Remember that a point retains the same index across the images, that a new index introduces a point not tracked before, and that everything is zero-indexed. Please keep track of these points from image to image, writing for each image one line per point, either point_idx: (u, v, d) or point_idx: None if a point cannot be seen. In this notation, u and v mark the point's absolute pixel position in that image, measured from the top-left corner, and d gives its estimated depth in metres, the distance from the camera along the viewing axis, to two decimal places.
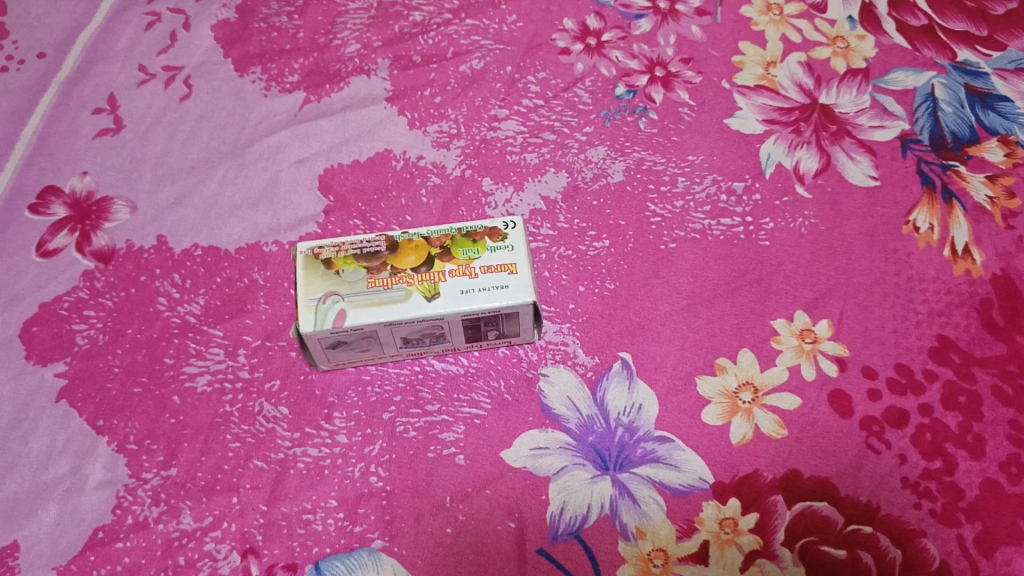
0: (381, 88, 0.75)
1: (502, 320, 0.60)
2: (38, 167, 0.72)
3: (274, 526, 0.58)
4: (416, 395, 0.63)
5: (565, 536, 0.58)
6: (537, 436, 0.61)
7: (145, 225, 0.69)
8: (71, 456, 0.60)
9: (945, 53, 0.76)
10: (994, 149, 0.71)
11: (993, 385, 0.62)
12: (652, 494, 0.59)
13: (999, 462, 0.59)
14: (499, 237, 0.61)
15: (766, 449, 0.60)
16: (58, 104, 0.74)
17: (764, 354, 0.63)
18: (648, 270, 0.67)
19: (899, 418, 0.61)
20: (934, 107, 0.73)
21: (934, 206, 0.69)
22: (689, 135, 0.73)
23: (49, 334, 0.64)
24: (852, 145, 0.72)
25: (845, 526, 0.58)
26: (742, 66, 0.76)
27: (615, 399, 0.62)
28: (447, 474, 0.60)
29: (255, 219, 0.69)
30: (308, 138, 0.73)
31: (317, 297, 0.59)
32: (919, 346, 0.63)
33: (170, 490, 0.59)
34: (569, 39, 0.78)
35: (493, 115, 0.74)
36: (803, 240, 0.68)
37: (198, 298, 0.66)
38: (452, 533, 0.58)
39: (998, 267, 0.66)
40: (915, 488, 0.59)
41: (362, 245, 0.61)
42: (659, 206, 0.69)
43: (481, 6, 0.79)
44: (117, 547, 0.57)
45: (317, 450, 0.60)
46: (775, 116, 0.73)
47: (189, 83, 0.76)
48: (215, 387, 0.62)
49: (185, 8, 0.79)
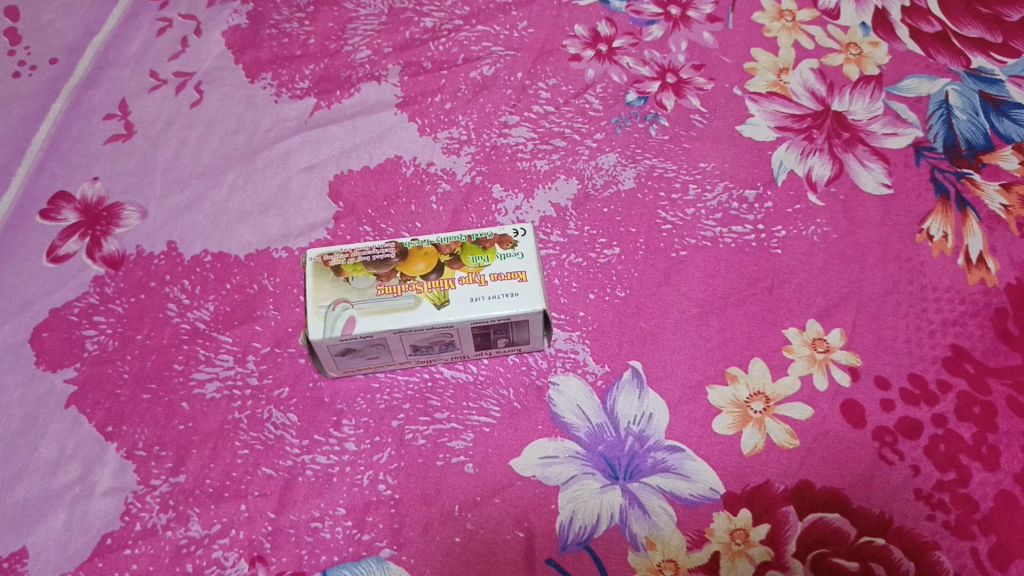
0: (392, 94, 0.75)
1: (512, 328, 0.60)
2: (49, 172, 0.72)
3: (282, 534, 0.58)
4: (425, 403, 0.62)
5: (574, 546, 0.57)
6: (546, 445, 0.61)
7: (155, 230, 0.69)
8: (80, 462, 0.60)
9: (959, 60, 0.75)
10: (1009, 157, 0.70)
11: (1008, 396, 0.61)
12: (662, 505, 0.58)
13: (1014, 474, 0.59)
14: (509, 245, 0.61)
15: (777, 460, 0.60)
16: (69, 110, 0.74)
17: (776, 363, 0.63)
18: (659, 277, 0.67)
19: (912, 428, 0.60)
20: (948, 114, 0.72)
21: (948, 214, 0.68)
22: (700, 142, 0.72)
23: (59, 340, 0.64)
24: (865, 153, 0.71)
25: (857, 538, 0.57)
26: (755, 73, 0.76)
27: (625, 407, 0.62)
28: (456, 482, 0.59)
29: (266, 225, 0.69)
30: (319, 144, 0.73)
31: (326, 304, 0.58)
32: (933, 356, 0.62)
33: (179, 497, 0.59)
34: (580, 45, 0.78)
35: (504, 122, 0.74)
36: (815, 249, 0.67)
37: (208, 304, 0.66)
38: (460, 541, 0.57)
39: (1013, 276, 0.65)
40: (928, 500, 0.58)
41: (371, 252, 0.61)
42: (670, 213, 0.69)
43: (492, 12, 0.79)
44: (124, 554, 0.57)
45: (326, 457, 0.60)
46: (788, 123, 0.73)
47: (200, 89, 0.76)
48: (224, 394, 0.62)
49: (196, 13, 0.79)
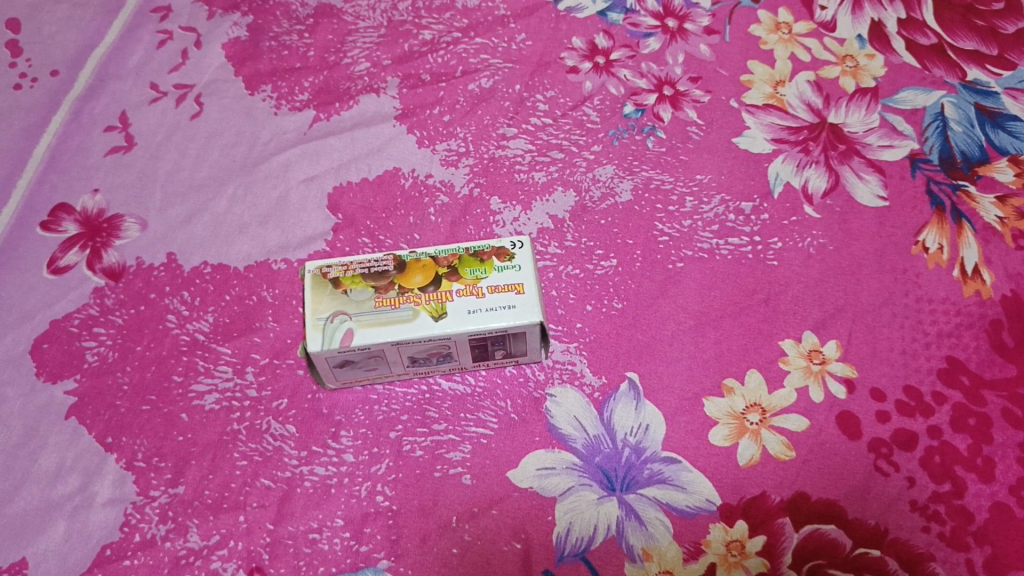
0: (390, 106, 0.76)
1: (509, 340, 0.60)
2: (50, 184, 0.72)
3: (280, 545, 0.58)
4: (423, 414, 0.63)
5: (570, 558, 0.58)
6: (544, 456, 0.61)
7: (155, 242, 0.70)
8: (79, 473, 0.60)
9: (955, 72, 0.76)
10: (1004, 169, 0.70)
11: (1003, 407, 0.61)
12: (658, 516, 0.59)
13: (1009, 486, 0.59)
14: (506, 257, 0.61)
15: (773, 471, 0.60)
16: (71, 122, 0.75)
17: (771, 374, 0.63)
18: (656, 289, 0.67)
19: (907, 440, 0.60)
20: (943, 126, 0.73)
21: (943, 226, 0.68)
22: (697, 154, 0.73)
23: (59, 351, 0.65)
24: (861, 164, 0.71)
25: (853, 549, 0.58)
26: (751, 85, 0.76)
27: (621, 419, 0.62)
28: (454, 493, 0.60)
29: (265, 237, 0.70)
30: (317, 156, 0.74)
31: (325, 316, 0.59)
32: (928, 367, 0.63)
33: (178, 508, 0.59)
34: (578, 57, 0.78)
35: (501, 134, 0.74)
36: (811, 261, 0.68)
37: (207, 315, 0.66)
38: (457, 553, 0.58)
39: (1008, 287, 0.66)
40: (923, 512, 0.58)
41: (370, 264, 0.62)
42: (667, 225, 0.69)
43: (490, 25, 0.80)
44: (124, 565, 0.58)
45: (324, 468, 0.61)
46: (784, 135, 0.73)
47: (200, 101, 0.76)
48: (223, 405, 0.63)
49: (196, 26, 0.80)
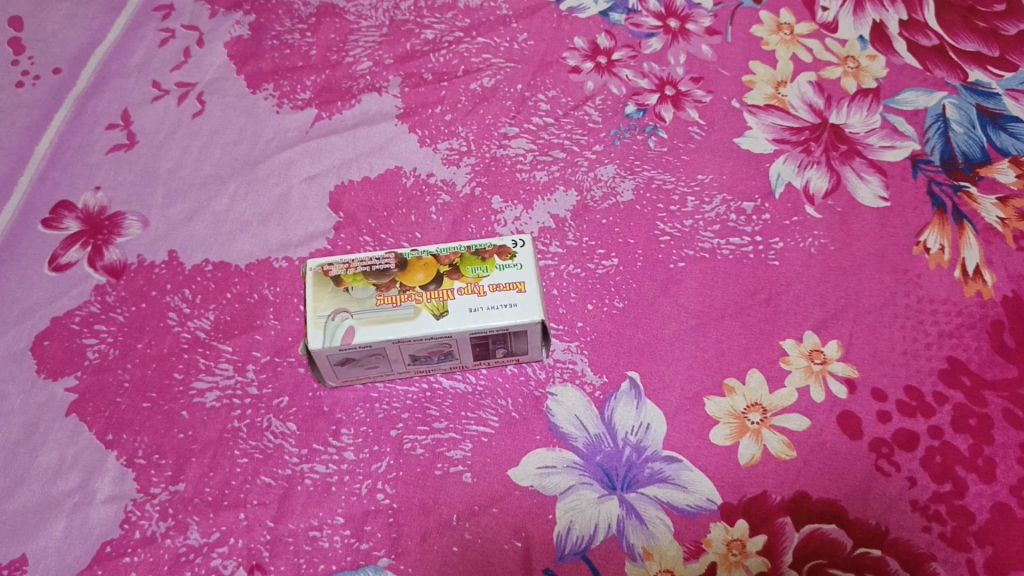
0: (392, 105, 0.76)
1: (510, 338, 0.60)
2: (52, 181, 0.72)
3: (280, 543, 0.58)
4: (424, 413, 0.63)
5: (571, 556, 0.58)
6: (544, 455, 0.61)
7: (156, 240, 0.70)
8: (80, 470, 0.60)
9: (956, 73, 0.76)
10: (1005, 170, 0.71)
11: (1004, 408, 0.61)
12: (659, 515, 0.59)
13: (1010, 486, 0.59)
14: (508, 255, 0.61)
15: (774, 471, 0.60)
16: (73, 120, 0.75)
17: (773, 374, 0.63)
18: (658, 288, 0.67)
19: (909, 440, 0.60)
20: (945, 127, 0.73)
21: (944, 227, 0.68)
22: (698, 154, 0.73)
23: (60, 348, 0.65)
24: (862, 165, 0.71)
25: (853, 549, 0.57)
26: (753, 85, 0.76)
27: (622, 418, 0.62)
28: (454, 491, 0.60)
29: (266, 235, 0.70)
30: (319, 154, 0.74)
31: (326, 314, 0.59)
32: (929, 368, 0.63)
33: (178, 505, 0.59)
34: (580, 57, 0.78)
35: (503, 133, 0.74)
36: (812, 261, 0.68)
37: (208, 313, 0.66)
38: (458, 551, 0.58)
39: (1009, 288, 0.66)
40: (924, 512, 0.58)
41: (371, 262, 0.62)
42: (668, 225, 0.69)
43: (492, 24, 0.80)
44: (123, 562, 0.58)
45: (324, 466, 0.61)
46: (786, 135, 0.73)
47: (202, 99, 0.76)
48: (224, 403, 0.63)
49: (198, 24, 0.80)
